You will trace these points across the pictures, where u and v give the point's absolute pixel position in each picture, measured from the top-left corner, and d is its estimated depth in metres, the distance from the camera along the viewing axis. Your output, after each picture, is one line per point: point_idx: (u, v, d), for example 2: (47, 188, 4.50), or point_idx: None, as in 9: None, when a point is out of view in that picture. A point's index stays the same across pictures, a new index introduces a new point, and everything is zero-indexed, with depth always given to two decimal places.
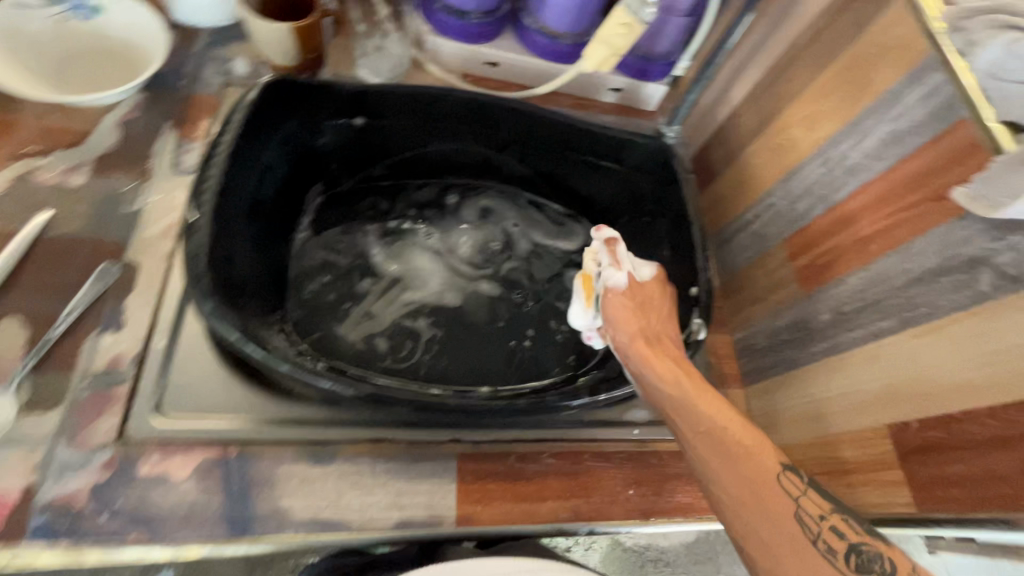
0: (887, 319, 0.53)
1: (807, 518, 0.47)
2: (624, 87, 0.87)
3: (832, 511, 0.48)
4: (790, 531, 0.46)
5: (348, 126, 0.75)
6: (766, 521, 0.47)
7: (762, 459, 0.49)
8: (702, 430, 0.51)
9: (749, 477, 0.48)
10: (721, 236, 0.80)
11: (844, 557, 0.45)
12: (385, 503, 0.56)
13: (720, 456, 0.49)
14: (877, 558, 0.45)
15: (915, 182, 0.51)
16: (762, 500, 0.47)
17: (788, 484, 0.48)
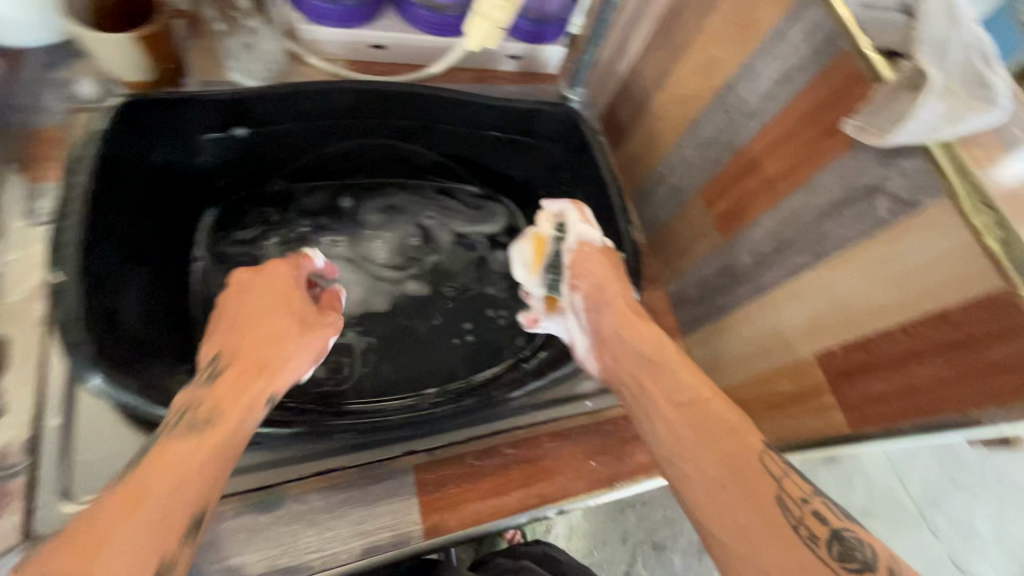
0: (801, 255, 0.54)
1: (788, 499, 0.42)
2: (522, 54, 0.84)
3: (813, 493, 0.43)
4: (767, 512, 0.42)
5: (227, 140, 0.67)
6: (739, 499, 0.43)
7: (738, 435, 0.46)
8: (684, 401, 0.50)
9: (723, 451, 0.45)
10: (640, 192, 0.80)
11: (826, 546, 0.40)
12: (345, 534, 0.53)
13: (692, 424, 0.48)
14: (859, 545, 0.40)
15: (809, 118, 0.51)
16: (739, 479, 0.44)
17: (769, 461, 0.45)
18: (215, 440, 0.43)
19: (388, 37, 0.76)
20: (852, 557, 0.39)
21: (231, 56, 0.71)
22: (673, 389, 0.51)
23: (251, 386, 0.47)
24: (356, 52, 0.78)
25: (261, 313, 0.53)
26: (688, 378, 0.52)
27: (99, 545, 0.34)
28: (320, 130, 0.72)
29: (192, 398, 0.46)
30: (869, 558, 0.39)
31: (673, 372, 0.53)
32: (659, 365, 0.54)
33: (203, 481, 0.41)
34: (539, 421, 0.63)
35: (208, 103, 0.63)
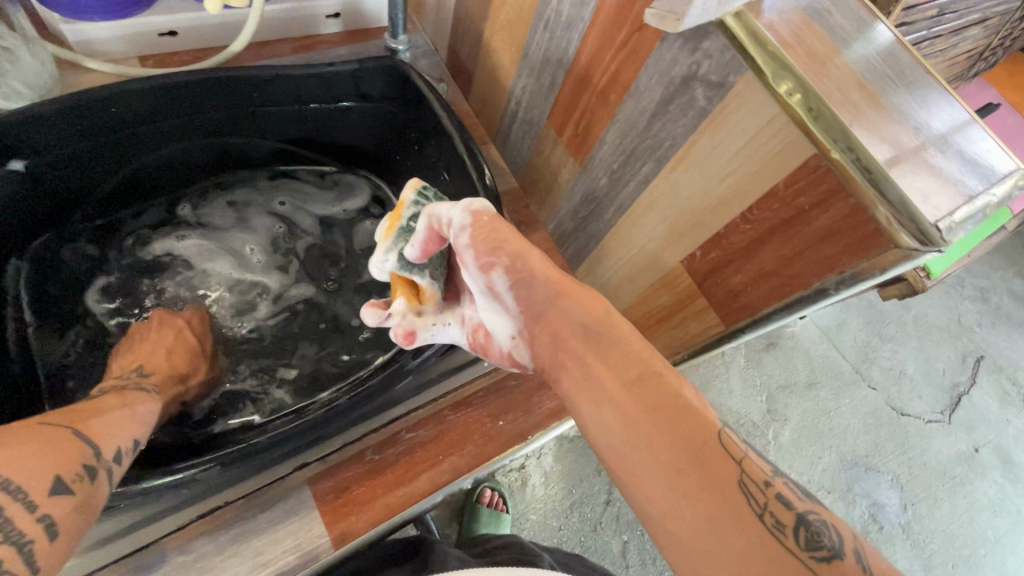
0: (646, 164, 0.52)
1: (751, 486, 0.37)
2: (341, 10, 0.75)
3: (775, 476, 0.38)
4: (730, 502, 0.36)
5: (2, 178, 0.57)
6: (705, 491, 0.37)
7: (698, 416, 0.40)
8: (636, 381, 0.43)
9: (683, 434, 0.39)
10: (500, 133, 0.75)
11: (793, 533, 0.35)
12: (246, 569, 0.50)
13: (647, 404, 0.41)
14: (824, 530, 0.35)
15: (619, 17, 0.48)
16: (701, 463, 0.38)
17: (729, 442, 0.40)
18: (126, 423, 0.47)
19: (174, 20, 0.66)
20: (820, 544, 0.34)
21: None
22: (626, 367, 0.44)
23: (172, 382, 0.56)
24: (144, 45, 0.68)
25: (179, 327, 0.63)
26: (640, 354, 0.45)
27: (24, 435, 0.38)
28: (120, 143, 0.63)
29: (108, 395, 0.49)
30: (837, 545, 0.34)
31: (623, 347, 0.45)
32: (610, 343, 0.46)
33: (112, 442, 0.44)
34: (437, 396, 0.60)
35: None
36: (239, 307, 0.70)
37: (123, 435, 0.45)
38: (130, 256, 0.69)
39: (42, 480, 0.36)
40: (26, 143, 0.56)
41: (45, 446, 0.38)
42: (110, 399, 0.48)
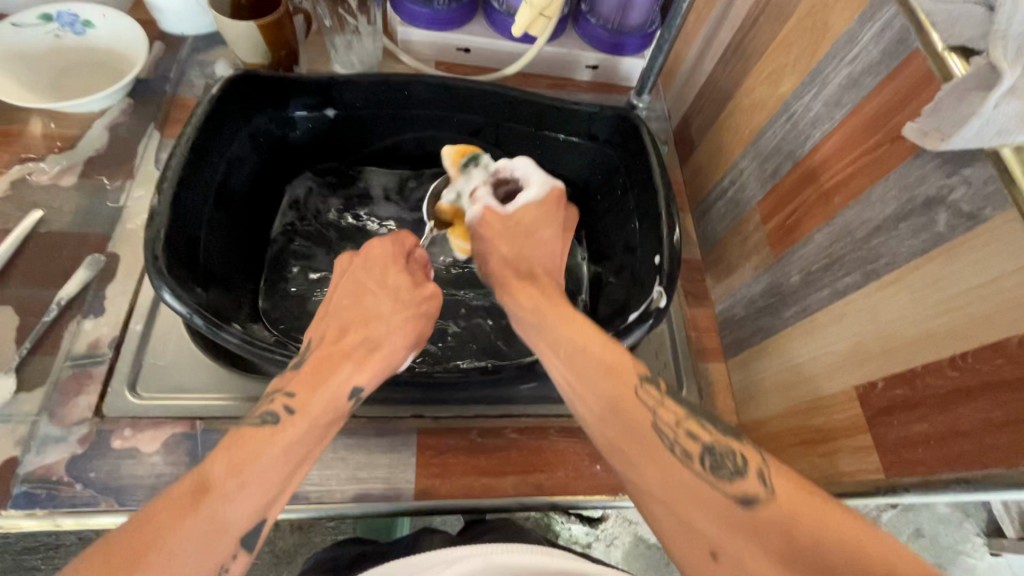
0: (851, 275, 0.49)
1: (662, 426, 0.44)
2: (599, 64, 0.86)
3: (687, 417, 0.45)
4: (647, 445, 0.43)
5: (317, 117, 0.75)
6: (637, 448, 0.43)
7: (620, 376, 0.47)
8: (564, 351, 0.49)
9: (602, 394, 0.46)
10: (701, 206, 0.77)
11: (697, 461, 0.42)
12: (344, 476, 0.57)
13: (580, 370, 0.47)
14: (730, 456, 0.42)
15: (874, 124, 0.47)
16: (621, 416, 0.45)
17: (646, 395, 0.46)
18: (332, 402, 0.46)
19: (474, 40, 0.83)
20: (724, 467, 0.41)
21: (334, 49, 0.82)
22: (557, 344, 0.50)
23: (337, 370, 0.47)
24: (444, 53, 0.85)
25: (364, 297, 0.53)
26: (563, 331, 0.50)
27: (222, 481, 0.38)
28: (399, 119, 0.79)
29: (303, 385, 0.46)
30: (740, 465, 0.41)
31: (552, 325, 0.51)
32: (546, 318, 0.52)
33: (266, 508, 0.40)
34: (547, 413, 0.62)
35: (305, 83, 0.71)
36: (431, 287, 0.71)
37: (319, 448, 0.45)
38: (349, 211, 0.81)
39: (219, 544, 0.37)
40: (343, 98, 0.74)
41: (228, 499, 0.38)
42: (327, 358, 0.48)
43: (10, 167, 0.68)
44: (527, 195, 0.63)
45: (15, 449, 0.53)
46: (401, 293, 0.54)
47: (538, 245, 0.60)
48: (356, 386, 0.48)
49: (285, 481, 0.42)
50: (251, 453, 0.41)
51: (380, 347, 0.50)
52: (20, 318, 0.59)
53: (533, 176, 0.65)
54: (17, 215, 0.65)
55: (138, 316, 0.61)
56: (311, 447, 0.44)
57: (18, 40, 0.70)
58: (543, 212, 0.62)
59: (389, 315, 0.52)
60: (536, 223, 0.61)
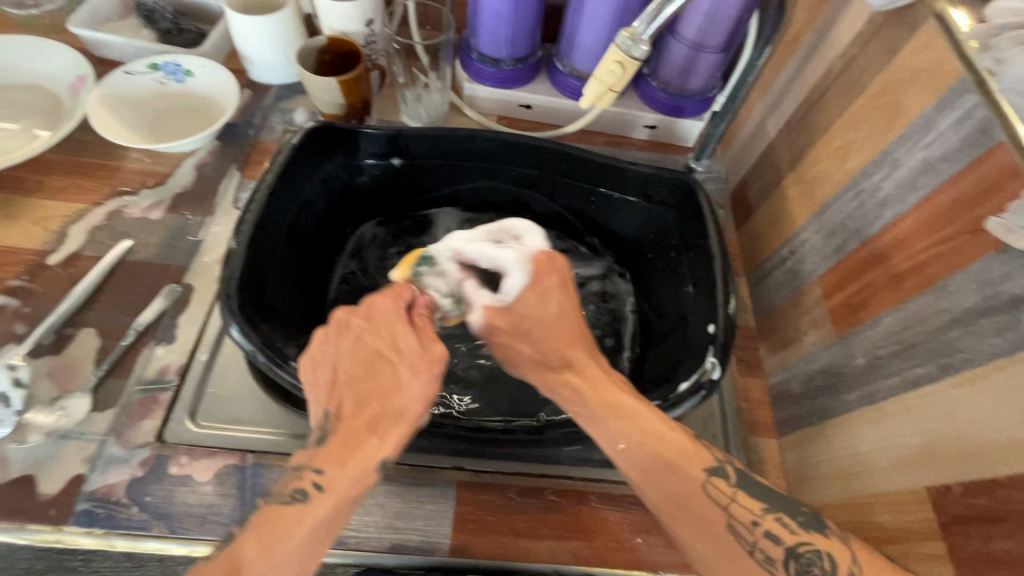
0: (923, 365, 0.47)
1: (740, 527, 0.46)
2: (657, 124, 0.87)
3: (764, 513, 0.46)
4: (729, 545, 0.46)
5: (384, 166, 0.79)
6: (691, 528, 0.47)
7: (686, 474, 0.47)
8: (619, 449, 0.48)
9: (669, 492, 0.47)
10: (757, 272, 0.75)
11: (781, 568, 0.44)
12: (381, 523, 0.57)
13: (640, 465, 0.48)
14: (816, 560, 0.44)
15: (951, 213, 0.46)
16: (690, 514, 0.47)
17: (715, 491, 0.47)
18: (359, 480, 0.46)
19: (536, 98, 0.86)
20: (812, 569, 0.44)
21: (404, 103, 0.86)
22: (610, 440, 0.49)
23: (363, 447, 0.46)
24: (507, 109, 0.88)
25: (373, 365, 0.48)
26: (617, 426, 0.48)
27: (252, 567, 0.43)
28: (459, 170, 0.81)
29: (326, 462, 0.45)
30: (827, 570, 0.44)
31: (601, 420, 0.49)
32: (594, 415, 0.50)
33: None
34: (590, 478, 0.61)
35: (376, 135, 0.76)
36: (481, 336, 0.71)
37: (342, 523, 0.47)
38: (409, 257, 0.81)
39: None
40: (409, 149, 0.78)
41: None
42: (355, 427, 0.46)
43: (107, 199, 0.75)
44: (511, 286, 0.54)
45: (82, 467, 0.56)
46: (412, 358, 0.48)
47: (552, 330, 0.52)
48: (382, 460, 0.46)
49: (317, 551, 0.46)
50: (279, 534, 0.44)
51: (401, 420, 0.47)
52: (101, 341, 0.64)
53: (510, 260, 0.55)
54: (108, 244, 0.71)
55: (204, 347, 0.65)
56: (340, 517, 0.46)
57: (129, 86, 0.78)
58: (541, 295, 0.52)
59: (408, 378, 0.47)
60: (547, 319, 0.52)
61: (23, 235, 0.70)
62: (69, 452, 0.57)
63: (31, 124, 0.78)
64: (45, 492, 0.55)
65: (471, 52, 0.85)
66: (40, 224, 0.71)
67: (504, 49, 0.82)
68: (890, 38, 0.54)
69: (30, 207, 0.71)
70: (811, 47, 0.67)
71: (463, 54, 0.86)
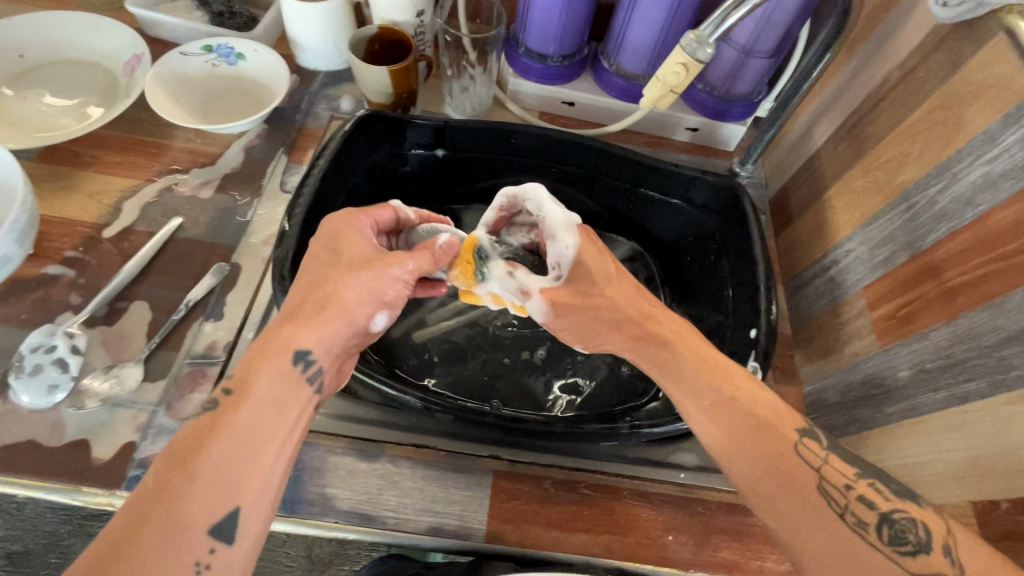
0: (974, 382, 0.47)
1: (833, 490, 0.45)
2: (700, 126, 0.86)
3: (858, 480, 0.46)
4: (817, 507, 0.45)
5: (428, 157, 0.81)
6: (782, 492, 0.46)
7: (776, 429, 0.48)
8: (708, 401, 0.49)
9: (759, 452, 0.47)
10: (794, 281, 0.75)
11: (875, 530, 0.44)
12: (419, 506, 0.58)
13: (726, 422, 0.48)
14: (912, 527, 0.44)
15: (1012, 230, 0.46)
16: (778, 471, 0.46)
17: (808, 453, 0.47)
18: (282, 377, 0.47)
19: (580, 96, 0.86)
20: (906, 540, 0.44)
21: (450, 95, 0.88)
22: (698, 392, 0.50)
23: (278, 336, 0.48)
24: (550, 105, 0.89)
25: (320, 282, 0.50)
26: (707, 376, 0.50)
27: (168, 493, 0.40)
28: (500, 164, 0.82)
29: (249, 376, 0.46)
30: (923, 540, 0.43)
31: (690, 371, 0.50)
32: (681, 364, 0.51)
33: (229, 500, 0.41)
34: (625, 475, 0.62)
35: (422, 126, 0.77)
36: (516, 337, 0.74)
37: (269, 433, 0.45)
38: None
39: (180, 545, 0.40)
40: (454, 141, 0.79)
41: (172, 507, 0.40)
42: (282, 325, 0.48)
43: (158, 176, 0.76)
44: (563, 255, 0.54)
45: (134, 435, 0.58)
46: (342, 245, 0.52)
47: (623, 289, 0.53)
48: (302, 352, 0.47)
49: (249, 456, 0.43)
50: (196, 447, 0.42)
51: (312, 305, 0.49)
52: (152, 314, 0.66)
53: (554, 224, 0.55)
54: (160, 221, 0.73)
55: (251, 325, 0.66)
56: (270, 417, 0.45)
57: (184, 67, 0.80)
58: (595, 251, 0.54)
59: (331, 269, 0.51)
60: (616, 275, 0.54)
61: (79, 208, 0.72)
62: (121, 419, 0.59)
63: (86, 100, 0.80)
64: (98, 457, 0.57)
65: (518, 47, 0.85)
66: (95, 198, 0.73)
67: (551, 46, 0.82)
68: (953, 51, 0.54)
69: (85, 180, 0.73)
70: (867, 57, 0.67)
71: (510, 49, 0.87)
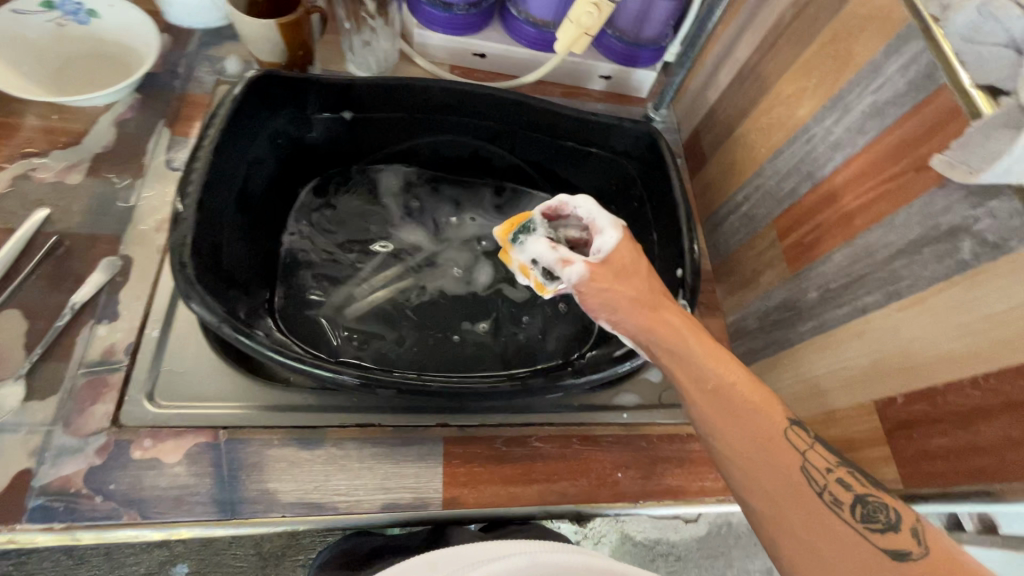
0: (871, 294, 0.52)
1: (813, 472, 0.46)
2: (613, 75, 0.86)
3: (838, 465, 0.47)
4: (795, 486, 0.46)
5: (336, 120, 0.75)
6: (766, 470, 0.46)
7: (768, 417, 0.47)
8: (708, 387, 0.48)
9: (750, 433, 0.47)
10: (711, 219, 0.79)
11: (850, 509, 0.44)
12: (371, 485, 0.56)
13: (724, 408, 0.48)
14: (883, 509, 0.44)
15: (898, 152, 0.50)
16: (766, 455, 0.46)
17: (795, 437, 0.47)
18: None
19: (491, 46, 0.82)
20: (876, 519, 0.44)
21: (351, 51, 0.80)
22: (700, 376, 0.49)
23: None
24: (461, 57, 0.85)
25: None
26: (711, 364, 0.49)
27: None
28: (416, 123, 0.77)
29: None
30: (892, 520, 0.43)
31: (695, 357, 0.49)
32: (684, 347, 0.50)
33: None
34: (571, 422, 0.64)
35: (326, 86, 0.70)
36: (452, 304, 0.75)
37: None
38: (364, 226, 0.79)
39: None
40: (363, 101, 0.74)
41: None
42: None
43: (9, 163, 0.65)
44: (605, 244, 0.53)
45: (28, 461, 0.51)
46: None
47: (648, 279, 0.52)
48: None
49: None
50: None
51: None
52: (30, 323, 0.57)
53: (602, 219, 0.54)
54: (20, 214, 0.62)
55: (154, 322, 0.59)
56: None
57: (20, 27, 0.66)
58: (633, 252, 0.53)
59: None
60: (639, 269, 0.52)
61: None
62: (9, 445, 0.52)
63: None
64: None
65: None
66: None
67: None
68: None
69: None
70: None
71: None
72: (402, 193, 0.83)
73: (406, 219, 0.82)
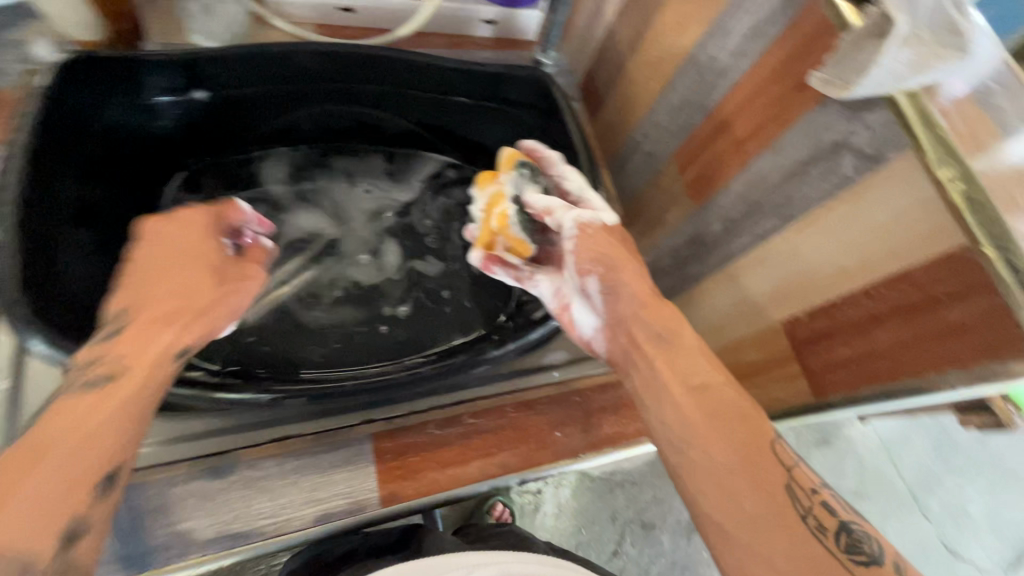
0: (769, 220, 0.53)
1: (798, 491, 0.41)
2: (497, 18, 0.81)
3: (822, 487, 0.43)
4: (778, 505, 0.40)
5: (185, 103, 0.65)
6: (746, 484, 0.41)
7: (757, 426, 0.44)
8: (698, 385, 0.46)
9: (736, 442, 0.43)
10: (616, 161, 0.78)
11: (833, 537, 0.39)
12: (299, 500, 0.53)
13: (711, 412, 0.44)
14: (865, 540, 0.40)
15: (779, 73, 0.49)
16: (751, 468, 0.42)
17: (781, 451, 0.43)
18: None
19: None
20: (859, 550, 0.39)
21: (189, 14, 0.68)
22: (689, 374, 0.47)
23: None
24: (324, 14, 0.75)
25: None
26: (703, 364, 0.47)
27: None
28: (283, 95, 0.69)
29: None
30: (876, 553, 0.39)
31: (689, 357, 0.48)
32: (673, 343, 0.48)
33: None
34: (504, 392, 0.62)
35: (161, 65, 0.60)
36: (362, 290, 0.70)
37: None
38: None
39: None
40: (213, 78, 0.64)
41: None
42: None
43: None
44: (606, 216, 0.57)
45: None
46: None
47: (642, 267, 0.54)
48: None
49: None
50: None
51: None
52: None
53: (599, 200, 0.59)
54: None
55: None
56: None
57: None
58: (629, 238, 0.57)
59: None
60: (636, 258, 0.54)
61: None
62: None
63: None
64: None
65: None
66: None
67: None
68: None
69: None
70: None
71: None
72: (289, 175, 0.75)
73: (298, 203, 0.74)
